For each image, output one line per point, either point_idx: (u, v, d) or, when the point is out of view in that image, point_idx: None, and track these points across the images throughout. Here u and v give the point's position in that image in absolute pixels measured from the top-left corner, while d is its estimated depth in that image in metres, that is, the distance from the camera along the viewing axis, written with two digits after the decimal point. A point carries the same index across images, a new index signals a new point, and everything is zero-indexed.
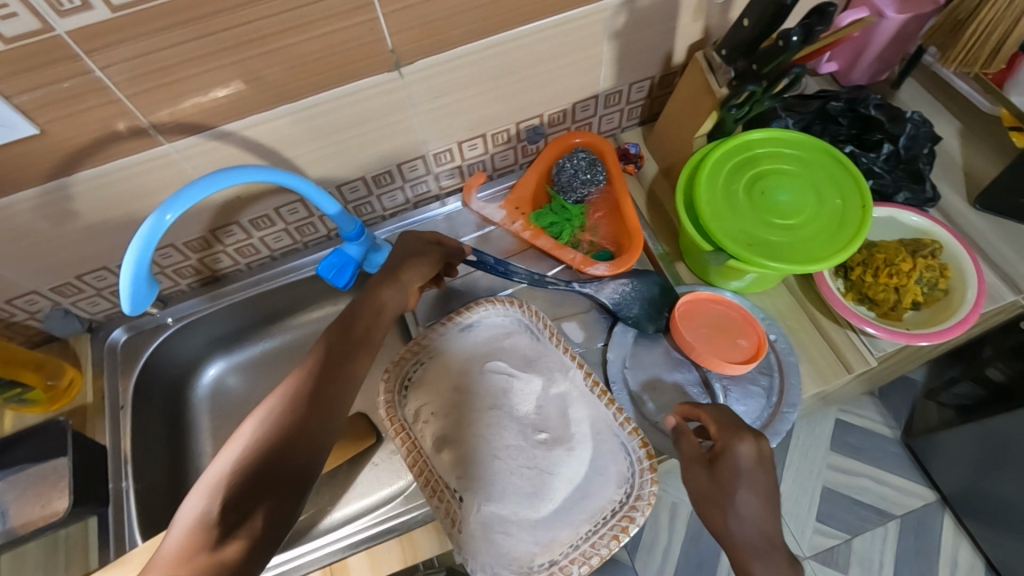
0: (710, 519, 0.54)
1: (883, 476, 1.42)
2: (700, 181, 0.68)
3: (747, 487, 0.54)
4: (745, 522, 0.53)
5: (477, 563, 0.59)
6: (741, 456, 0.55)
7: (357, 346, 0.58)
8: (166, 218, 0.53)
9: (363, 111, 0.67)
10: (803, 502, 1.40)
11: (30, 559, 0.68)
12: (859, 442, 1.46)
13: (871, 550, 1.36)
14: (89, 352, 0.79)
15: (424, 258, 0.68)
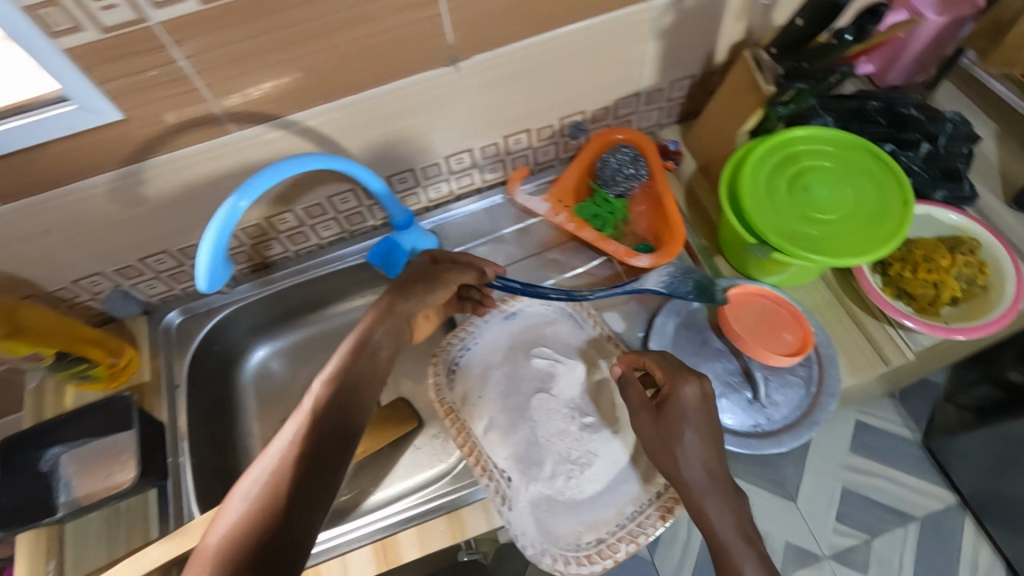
0: (661, 459, 0.57)
1: (903, 477, 1.43)
2: (743, 175, 0.70)
3: (689, 422, 0.56)
4: (693, 458, 0.55)
5: (527, 539, 0.62)
6: (686, 398, 0.57)
7: (345, 394, 0.58)
8: (240, 204, 0.56)
9: (417, 103, 0.70)
10: (822, 501, 1.42)
11: (92, 530, 0.71)
12: (879, 443, 1.47)
13: (890, 551, 1.37)
14: (146, 333, 0.82)
15: (431, 282, 0.69)
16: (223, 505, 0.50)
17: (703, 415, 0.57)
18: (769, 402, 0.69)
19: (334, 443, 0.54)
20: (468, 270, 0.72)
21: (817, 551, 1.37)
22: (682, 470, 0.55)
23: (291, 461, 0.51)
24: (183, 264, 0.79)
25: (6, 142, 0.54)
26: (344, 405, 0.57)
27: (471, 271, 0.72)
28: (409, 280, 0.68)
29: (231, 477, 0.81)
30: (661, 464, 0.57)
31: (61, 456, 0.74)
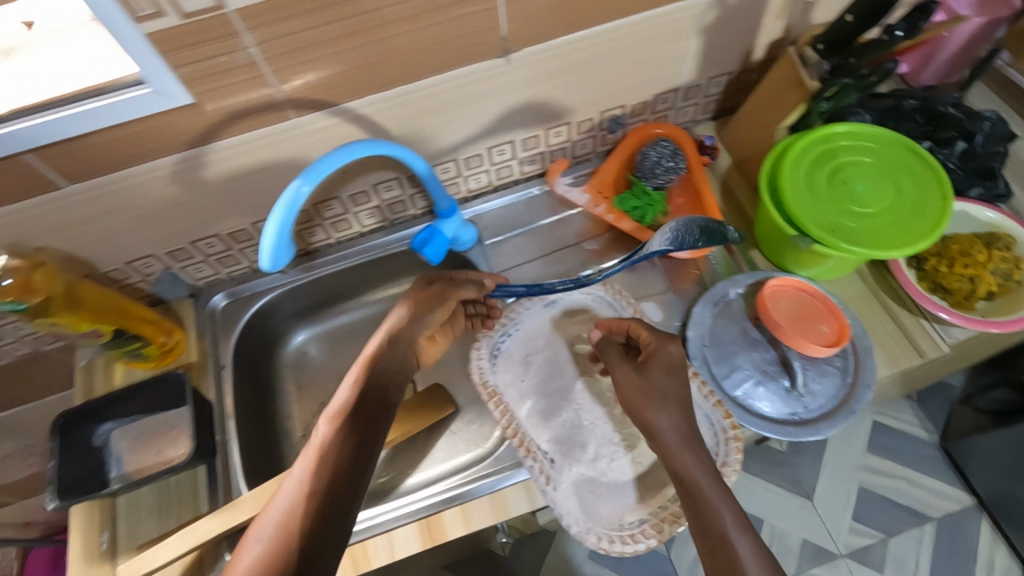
0: (640, 410, 0.60)
1: (919, 478, 1.44)
2: (784, 169, 0.71)
3: (663, 373, 0.62)
4: (669, 407, 0.59)
5: (572, 519, 0.63)
6: (667, 353, 0.63)
7: (353, 427, 0.57)
8: (303, 189, 0.58)
9: (466, 94, 0.71)
10: (838, 500, 1.43)
11: (143, 503, 0.73)
12: (896, 443, 1.48)
13: (906, 552, 1.37)
14: (192, 315, 0.84)
15: (429, 307, 0.70)
16: (236, 550, 0.50)
17: (678, 370, 0.63)
18: (806, 391, 0.70)
19: (344, 482, 0.53)
20: (462, 281, 0.74)
21: (833, 549, 1.38)
22: (660, 419, 0.59)
23: (302, 504, 0.50)
24: (231, 249, 0.81)
25: (83, 122, 0.57)
26: (351, 437, 0.56)
27: (467, 282, 0.74)
28: (408, 313, 0.69)
29: (273, 457, 0.83)
30: (637, 418, 0.61)
31: (113, 432, 0.76)
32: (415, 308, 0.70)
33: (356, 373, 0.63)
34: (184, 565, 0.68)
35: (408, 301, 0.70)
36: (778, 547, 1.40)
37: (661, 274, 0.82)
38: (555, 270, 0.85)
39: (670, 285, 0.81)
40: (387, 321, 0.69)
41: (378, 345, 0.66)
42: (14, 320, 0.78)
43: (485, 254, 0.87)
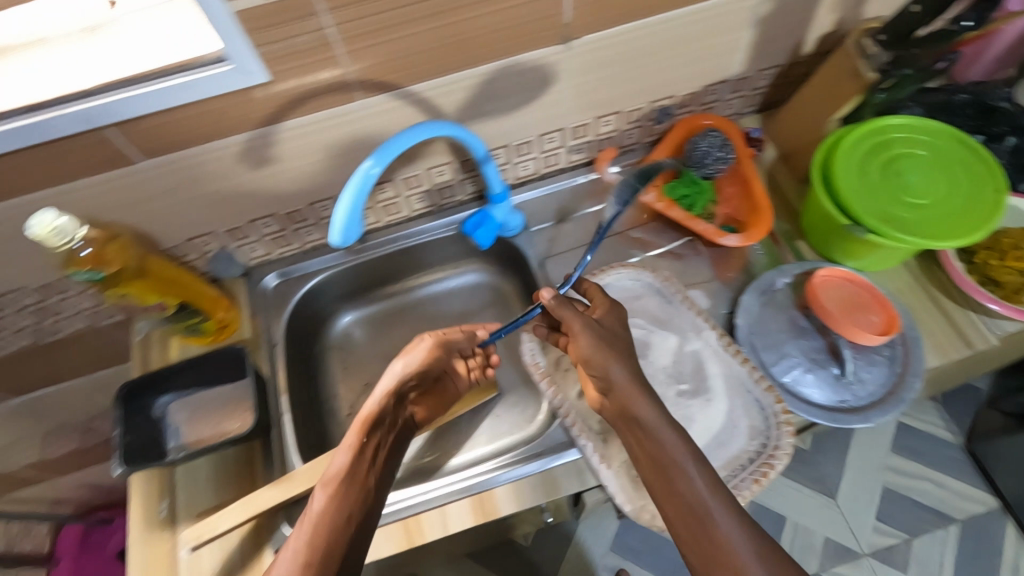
0: (598, 361, 0.63)
1: (943, 479, 1.44)
2: (837, 160, 0.72)
3: (612, 325, 0.67)
4: (622, 357, 0.64)
5: (625, 496, 0.65)
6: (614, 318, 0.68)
7: (361, 477, 0.64)
8: (373, 171, 0.59)
9: (524, 80, 0.73)
10: (863, 499, 1.42)
11: (200, 474, 0.75)
12: (920, 444, 1.48)
13: (930, 553, 1.37)
14: (245, 294, 0.86)
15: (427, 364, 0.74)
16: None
17: (620, 324, 0.68)
18: (855, 379, 0.71)
19: (354, 528, 0.60)
20: (456, 335, 0.76)
21: (856, 548, 1.38)
22: (614, 367, 0.63)
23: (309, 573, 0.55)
24: (286, 229, 0.83)
25: (165, 98, 0.58)
26: (359, 484, 0.64)
27: (460, 334, 0.76)
28: (407, 371, 0.72)
29: (321, 434, 0.85)
30: (595, 370, 0.64)
31: (170, 404, 0.78)
32: (412, 365, 0.72)
33: (351, 439, 0.66)
34: (243, 535, 0.70)
35: (406, 359, 0.73)
36: (801, 545, 1.39)
37: (708, 263, 0.83)
38: (601, 257, 0.86)
39: (717, 273, 0.82)
40: (383, 379, 0.72)
41: (372, 408, 0.70)
42: (75, 294, 0.81)
43: (532, 240, 0.88)
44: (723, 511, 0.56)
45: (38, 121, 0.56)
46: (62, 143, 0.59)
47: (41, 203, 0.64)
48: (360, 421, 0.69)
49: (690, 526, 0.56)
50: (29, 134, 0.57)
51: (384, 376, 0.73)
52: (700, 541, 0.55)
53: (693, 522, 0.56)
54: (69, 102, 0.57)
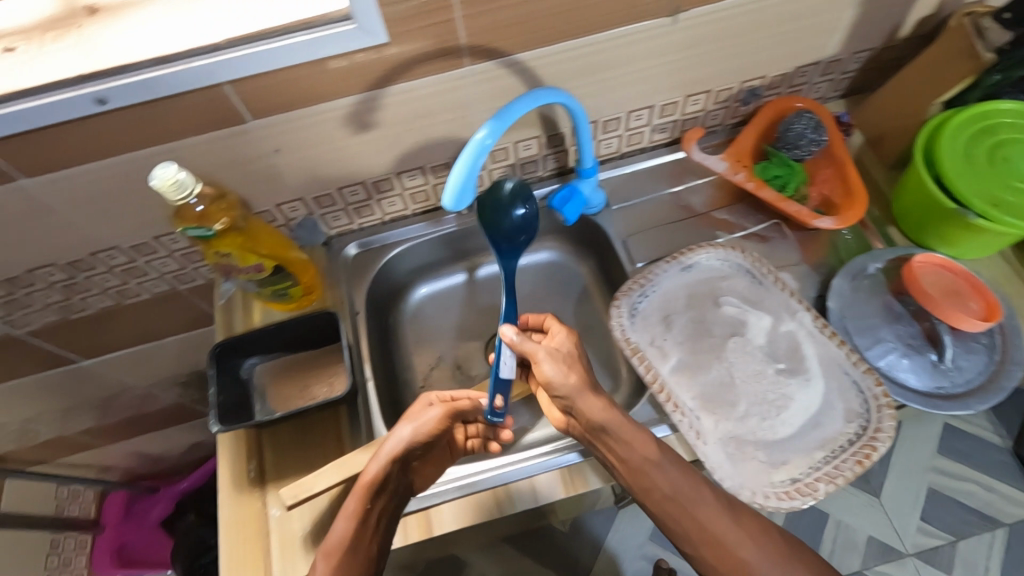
0: (563, 387, 0.62)
1: (992, 482, 1.36)
2: (942, 143, 0.72)
3: (574, 351, 0.65)
4: (589, 382, 0.63)
5: (723, 472, 0.65)
6: (567, 343, 0.66)
7: (359, 543, 0.63)
8: (486, 142, 0.59)
9: (625, 54, 0.72)
10: (908, 499, 1.37)
11: (287, 437, 0.75)
12: (971, 448, 1.41)
13: (976, 554, 1.30)
14: (326, 262, 0.86)
15: (429, 433, 0.68)
16: None
17: (580, 349, 0.67)
18: (953, 365, 0.70)
19: None
20: (466, 403, 0.70)
21: (900, 548, 1.32)
22: (578, 390, 0.62)
23: None
24: (370, 199, 0.83)
25: (286, 56, 0.58)
26: (356, 552, 0.62)
27: (469, 403, 0.72)
28: (412, 440, 0.66)
29: (397, 404, 0.85)
30: (560, 394, 0.62)
31: (257, 366, 0.79)
32: (420, 433, 0.67)
33: (352, 506, 0.63)
34: (331, 499, 0.71)
35: (411, 429, 0.67)
36: (843, 542, 1.34)
37: (795, 246, 0.82)
38: (683, 238, 0.85)
39: (804, 256, 0.81)
40: (388, 441, 0.66)
41: (376, 475, 0.64)
42: (163, 256, 0.81)
43: (613, 218, 0.88)
44: (700, 490, 0.60)
45: (165, 75, 0.57)
46: (180, 98, 0.60)
47: (154, 158, 0.65)
48: (366, 482, 0.64)
49: (674, 511, 0.60)
50: (153, 88, 0.57)
51: (389, 438, 0.67)
52: (687, 523, 0.60)
53: (672, 507, 0.60)
54: (197, 56, 0.58)
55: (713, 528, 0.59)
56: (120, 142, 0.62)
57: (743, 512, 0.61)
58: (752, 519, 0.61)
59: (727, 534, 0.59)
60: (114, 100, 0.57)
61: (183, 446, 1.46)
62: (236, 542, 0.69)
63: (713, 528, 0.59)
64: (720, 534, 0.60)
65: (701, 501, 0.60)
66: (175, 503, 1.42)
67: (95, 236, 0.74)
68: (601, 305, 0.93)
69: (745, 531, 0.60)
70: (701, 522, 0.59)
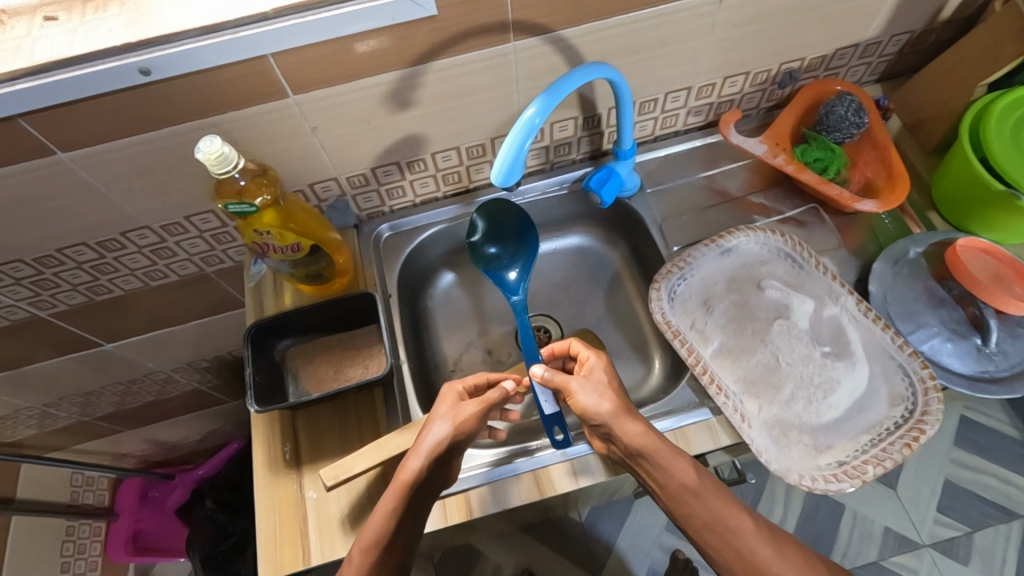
0: (599, 415, 0.60)
1: (1009, 475, 1.34)
2: (990, 125, 0.71)
3: (608, 380, 0.63)
4: (628, 409, 0.61)
5: (771, 457, 0.64)
6: (597, 368, 0.64)
7: (395, 542, 0.59)
8: (535, 121, 0.58)
9: (668, 32, 0.70)
10: (923, 490, 1.34)
11: (321, 419, 0.75)
12: (984, 439, 1.38)
13: (992, 546, 1.28)
14: (357, 244, 0.86)
15: (466, 428, 0.64)
16: None
17: (615, 377, 0.65)
18: (998, 350, 0.69)
19: None
20: (497, 395, 0.65)
21: (917, 539, 1.30)
22: (615, 416, 0.59)
23: None
24: (403, 179, 0.82)
25: (334, 28, 0.57)
26: (393, 552, 0.59)
27: (499, 393, 0.65)
28: (449, 435, 0.62)
29: (430, 388, 0.85)
30: (596, 422, 0.61)
31: (290, 348, 0.78)
32: (457, 430, 0.63)
33: (386, 508, 0.59)
34: (370, 480, 0.70)
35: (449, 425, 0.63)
36: (859, 534, 1.32)
37: (834, 231, 0.81)
38: (719, 222, 0.84)
39: (843, 241, 0.81)
40: (426, 439, 0.62)
41: (416, 472, 0.60)
42: (194, 236, 0.80)
43: (647, 202, 0.87)
44: (738, 515, 0.58)
45: (211, 45, 0.56)
46: (225, 70, 0.59)
47: (194, 133, 0.65)
48: (404, 479, 0.60)
49: (710, 536, 0.57)
50: (197, 59, 0.56)
51: (425, 436, 0.62)
52: (725, 550, 0.57)
53: (710, 534, 0.57)
54: (241, 26, 0.56)
55: (751, 554, 0.56)
56: (162, 115, 0.61)
57: (780, 538, 0.58)
58: (787, 545, 0.57)
59: (766, 562, 0.56)
60: (158, 71, 0.56)
61: (199, 433, 1.45)
62: (274, 523, 0.68)
63: (752, 555, 0.56)
64: (757, 561, 0.56)
65: (736, 523, 0.57)
66: (193, 488, 1.41)
67: (128, 214, 0.73)
68: (632, 290, 0.93)
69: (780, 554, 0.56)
70: (739, 548, 0.56)
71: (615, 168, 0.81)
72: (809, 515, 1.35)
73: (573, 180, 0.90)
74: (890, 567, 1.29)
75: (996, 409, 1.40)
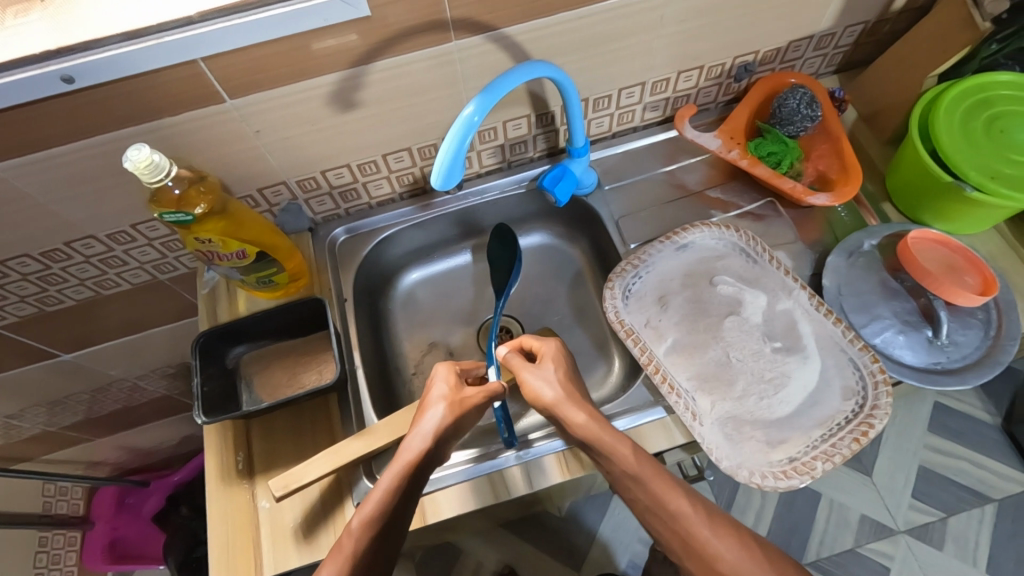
0: (548, 400, 0.62)
1: (982, 459, 1.34)
2: (939, 117, 0.71)
3: (562, 368, 0.65)
4: (575, 394, 0.62)
5: (722, 453, 0.63)
6: (549, 353, 0.67)
7: (398, 523, 0.53)
8: (474, 119, 0.56)
9: (615, 28, 0.69)
10: (899, 476, 1.34)
11: (274, 426, 0.74)
12: (958, 424, 1.39)
13: (967, 531, 1.28)
14: (312, 248, 0.84)
15: (465, 414, 0.62)
16: None
17: (568, 366, 0.67)
18: (950, 341, 0.69)
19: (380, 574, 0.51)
20: (500, 390, 0.66)
21: (891, 524, 1.30)
22: (565, 401, 0.61)
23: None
24: (356, 182, 0.81)
25: (264, 30, 0.56)
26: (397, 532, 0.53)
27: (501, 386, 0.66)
28: (454, 417, 0.60)
29: (390, 391, 0.84)
30: (546, 407, 0.62)
31: (243, 356, 0.77)
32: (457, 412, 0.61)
33: (387, 484, 0.54)
34: (323, 488, 0.70)
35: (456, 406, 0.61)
36: (836, 522, 1.31)
37: (790, 225, 0.81)
38: (677, 218, 0.84)
39: (800, 235, 0.80)
40: (427, 420, 0.59)
41: (423, 451, 0.57)
42: (142, 244, 0.79)
43: (605, 199, 0.86)
44: (677, 496, 0.52)
45: (137, 51, 0.54)
46: (156, 75, 0.57)
47: (128, 140, 0.63)
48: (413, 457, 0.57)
49: (655, 516, 0.53)
50: (121, 64, 0.55)
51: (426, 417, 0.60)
52: (668, 532, 0.52)
53: (653, 516, 0.53)
54: (168, 31, 0.55)
55: (691, 537, 0.50)
56: (92, 122, 0.60)
57: (724, 521, 0.51)
58: (732, 525, 0.51)
59: (707, 544, 0.50)
60: (81, 78, 0.54)
61: (173, 439, 1.43)
62: (226, 533, 0.67)
63: (691, 538, 0.50)
64: (696, 544, 0.50)
65: (673, 505, 0.52)
66: (170, 493, 1.40)
67: (70, 223, 0.71)
68: (594, 287, 0.92)
69: (720, 537, 0.50)
70: (680, 531, 0.51)
71: (570, 167, 0.81)
72: (786, 503, 1.34)
73: (531, 178, 0.89)
74: (866, 553, 1.28)
75: (969, 394, 1.41)
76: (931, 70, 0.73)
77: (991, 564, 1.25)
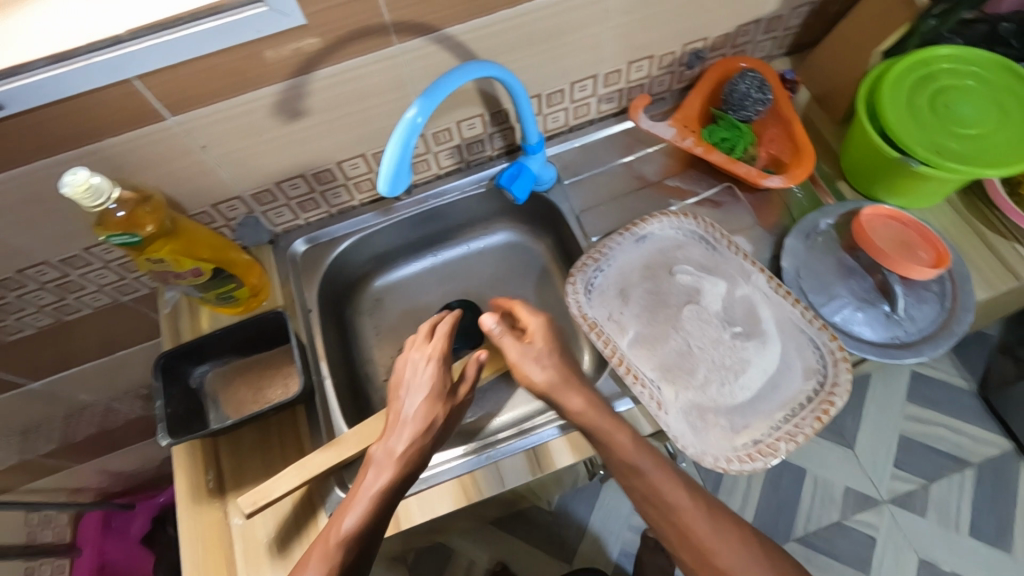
0: (541, 384, 0.62)
1: (960, 424, 1.37)
2: (884, 94, 0.72)
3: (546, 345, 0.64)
4: (564, 377, 0.62)
5: (687, 441, 0.64)
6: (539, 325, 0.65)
7: (379, 527, 0.57)
8: (417, 120, 0.55)
9: (561, 22, 0.69)
10: (880, 448, 1.36)
11: (242, 443, 0.73)
12: (934, 392, 1.41)
13: (948, 496, 1.31)
14: (273, 261, 0.84)
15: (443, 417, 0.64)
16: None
17: (558, 342, 0.65)
18: (906, 316, 0.70)
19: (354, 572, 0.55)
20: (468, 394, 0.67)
21: (875, 496, 1.32)
22: (559, 384, 0.61)
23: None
24: (313, 191, 0.80)
25: (198, 44, 0.55)
26: (372, 542, 0.57)
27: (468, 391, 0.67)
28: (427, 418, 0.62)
29: (361, 400, 0.84)
30: (542, 391, 0.63)
31: (208, 374, 0.77)
32: (426, 416, 0.62)
33: (374, 491, 0.57)
34: (295, 501, 0.70)
35: (433, 398, 0.63)
36: (821, 497, 1.33)
37: (749, 209, 0.82)
38: (638, 208, 0.84)
39: (758, 219, 0.81)
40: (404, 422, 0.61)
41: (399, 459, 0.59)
42: (98, 267, 0.78)
43: (566, 193, 0.86)
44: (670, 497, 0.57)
45: (66, 73, 0.53)
46: (90, 95, 0.56)
47: (70, 163, 0.62)
48: (400, 461, 0.59)
49: (654, 513, 0.58)
50: (53, 88, 0.54)
51: (407, 412, 0.62)
52: (671, 527, 0.57)
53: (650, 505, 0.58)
54: (96, 51, 0.54)
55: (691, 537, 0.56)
56: (30, 147, 0.59)
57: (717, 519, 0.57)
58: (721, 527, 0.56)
59: (700, 537, 0.56)
60: (12, 103, 0.53)
61: (155, 460, 1.41)
62: (198, 553, 0.67)
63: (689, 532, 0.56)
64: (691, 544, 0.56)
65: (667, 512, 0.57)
66: (156, 515, 1.37)
67: (18, 250, 0.70)
68: (560, 281, 0.92)
69: (717, 534, 0.56)
70: (678, 526, 0.57)
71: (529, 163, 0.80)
72: (771, 482, 1.36)
73: (490, 177, 0.88)
74: (852, 525, 1.30)
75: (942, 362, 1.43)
76: (876, 45, 0.74)
77: (973, 528, 1.28)
